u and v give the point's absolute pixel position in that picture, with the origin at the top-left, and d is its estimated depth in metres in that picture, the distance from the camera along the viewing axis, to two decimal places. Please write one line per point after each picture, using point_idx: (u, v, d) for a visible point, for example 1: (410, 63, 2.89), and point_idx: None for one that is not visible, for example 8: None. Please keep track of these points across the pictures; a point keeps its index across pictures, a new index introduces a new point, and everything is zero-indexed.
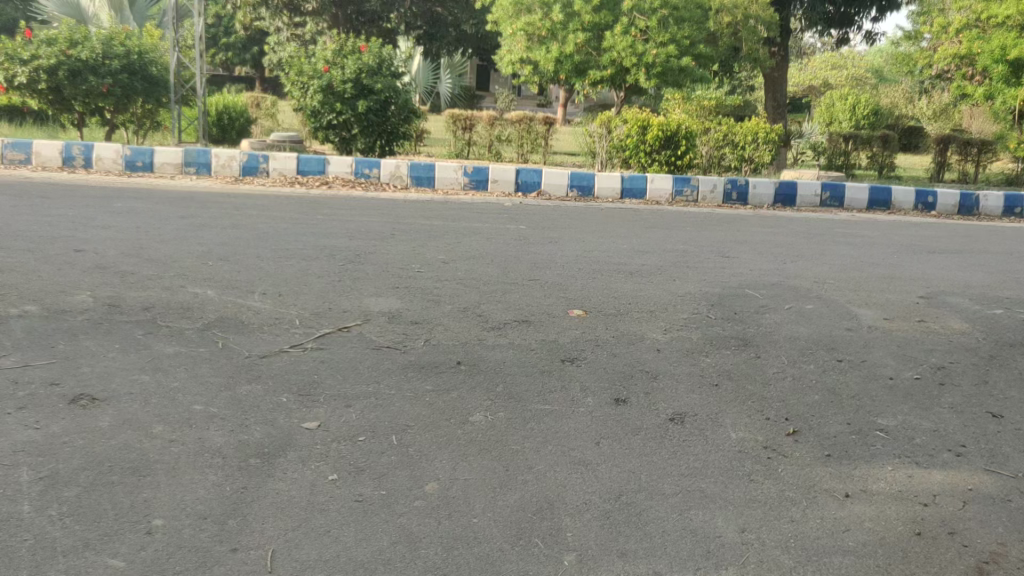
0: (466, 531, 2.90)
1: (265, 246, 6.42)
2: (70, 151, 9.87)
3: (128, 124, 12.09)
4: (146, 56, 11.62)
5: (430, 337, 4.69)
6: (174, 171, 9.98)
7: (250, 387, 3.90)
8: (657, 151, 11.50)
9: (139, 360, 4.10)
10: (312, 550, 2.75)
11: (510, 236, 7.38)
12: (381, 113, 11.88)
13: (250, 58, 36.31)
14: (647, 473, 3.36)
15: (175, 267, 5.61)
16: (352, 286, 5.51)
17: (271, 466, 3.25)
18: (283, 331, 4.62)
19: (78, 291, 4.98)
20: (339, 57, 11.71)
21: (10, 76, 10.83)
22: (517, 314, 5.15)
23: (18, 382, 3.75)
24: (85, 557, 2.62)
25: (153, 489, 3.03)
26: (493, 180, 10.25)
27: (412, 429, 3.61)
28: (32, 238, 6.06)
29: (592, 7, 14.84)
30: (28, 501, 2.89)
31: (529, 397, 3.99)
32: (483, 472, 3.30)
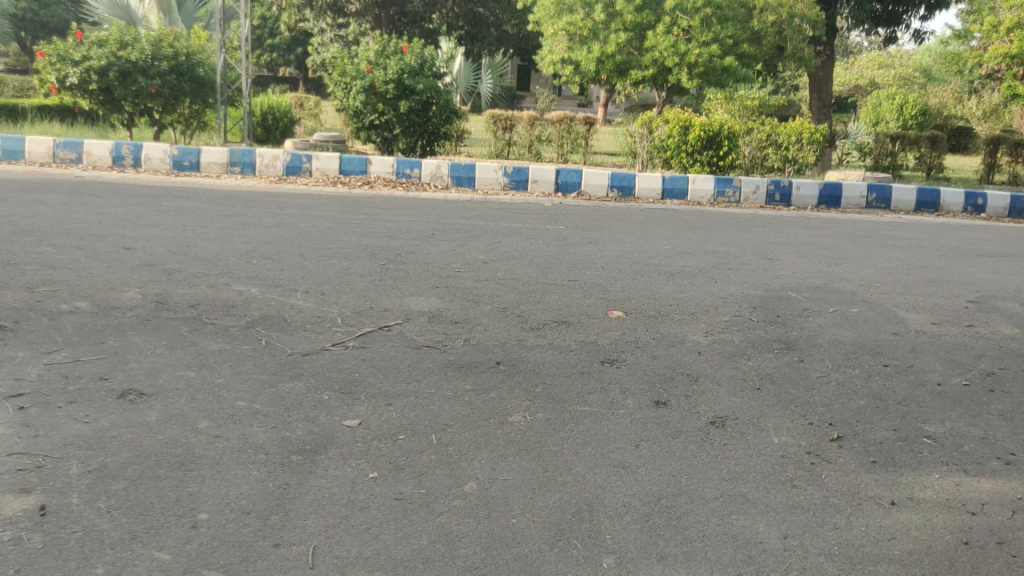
0: (505, 531, 2.90)
1: (308, 244, 6.50)
2: (120, 151, 10.08)
3: (175, 124, 12.31)
4: (193, 57, 11.83)
5: (470, 336, 4.70)
6: (220, 171, 10.15)
7: (292, 384, 3.94)
8: (699, 152, 11.37)
9: (185, 357, 4.17)
10: (352, 547, 2.77)
11: (550, 237, 7.36)
12: (422, 113, 11.96)
13: (294, 59, 36.78)
14: (686, 477, 3.34)
15: (220, 265, 5.69)
16: (393, 285, 5.55)
17: (312, 463, 3.28)
18: (326, 329, 4.67)
19: (127, 288, 5.08)
20: (382, 58, 11.79)
21: (63, 77, 11.08)
22: (557, 315, 5.14)
23: (69, 376, 3.83)
24: (132, 550, 2.67)
25: (198, 484, 3.08)
26: (533, 180, 10.25)
27: (451, 429, 3.63)
28: (83, 236, 6.20)
29: (634, 6, 14.75)
30: (78, 493, 2.96)
31: (568, 398, 3.99)
32: (522, 472, 3.31)
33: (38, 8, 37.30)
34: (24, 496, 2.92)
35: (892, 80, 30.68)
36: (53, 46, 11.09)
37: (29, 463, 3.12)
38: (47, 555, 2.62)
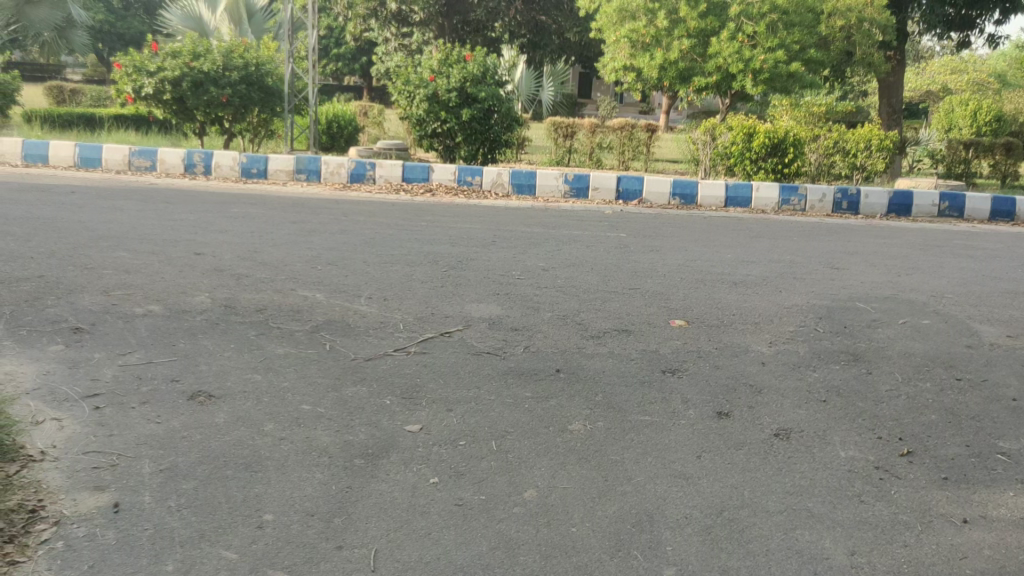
0: (565, 540, 2.90)
1: (371, 251, 6.60)
2: (192, 158, 10.38)
3: (245, 133, 12.59)
4: (263, 67, 12.10)
5: (530, 344, 4.71)
6: (286, 178, 10.37)
7: (355, 389, 4.00)
8: (763, 159, 11.18)
9: (252, 360, 4.26)
10: (413, 551, 2.80)
11: (611, 244, 7.33)
12: (484, 121, 12.00)
13: (358, 68, 37.41)
14: (749, 490, 3.28)
15: (287, 271, 5.81)
16: (454, 292, 5.59)
17: (374, 467, 3.33)
18: (388, 335, 4.74)
19: (197, 292, 5.22)
20: (445, 66, 11.92)
21: (138, 87, 11.49)
22: (617, 323, 5.12)
23: (142, 377, 3.96)
24: (201, 548, 2.74)
25: (264, 485, 3.15)
26: (594, 188, 10.22)
27: (511, 436, 3.64)
28: (156, 242, 6.39)
29: (698, 12, 14.60)
30: (150, 492, 3.05)
31: (629, 407, 3.96)
32: (582, 481, 3.30)
33: (115, 21, 38.71)
34: (98, 493, 3.02)
35: (966, 85, 29.74)
36: (130, 57, 11.50)
37: (104, 461, 3.23)
38: (120, 551, 2.70)
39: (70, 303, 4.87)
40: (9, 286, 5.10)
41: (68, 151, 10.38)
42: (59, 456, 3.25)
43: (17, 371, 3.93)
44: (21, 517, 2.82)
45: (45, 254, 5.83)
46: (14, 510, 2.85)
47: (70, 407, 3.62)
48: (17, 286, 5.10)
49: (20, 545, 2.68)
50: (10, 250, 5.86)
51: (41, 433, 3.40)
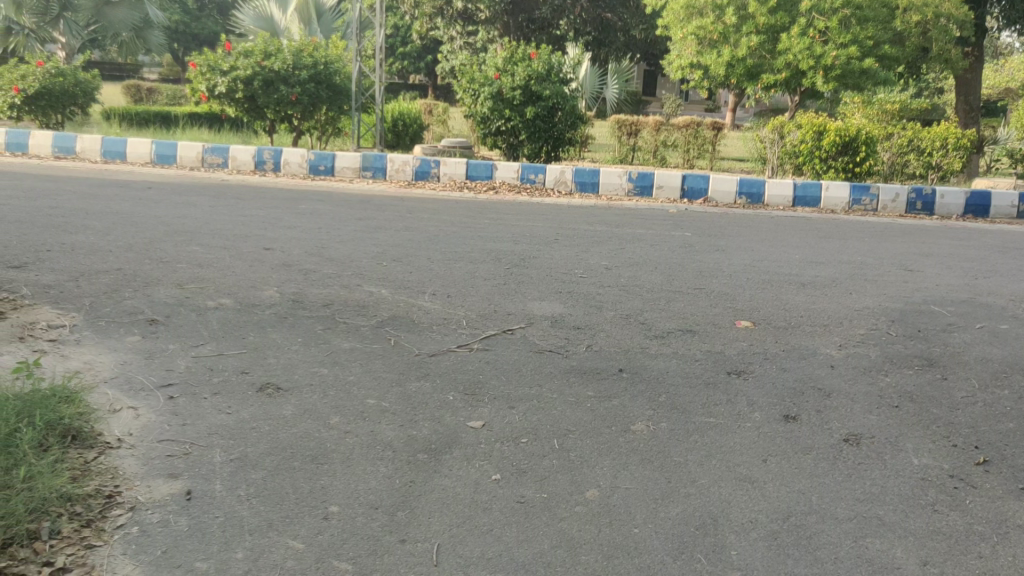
0: (627, 541, 2.88)
1: (435, 248, 6.65)
2: (262, 155, 10.60)
3: (312, 130, 12.81)
4: (331, 66, 12.28)
5: (592, 343, 4.69)
6: (353, 175, 10.51)
7: (419, 384, 4.04)
8: (834, 157, 10.93)
9: (319, 353, 4.34)
10: (475, 547, 2.81)
11: (676, 244, 7.25)
12: (548, 119, 11.99)
13: (423, 66, 37.72)
14: (817, 496, 3.21)
15: (353, 267, 5.89)
16: (516, 289, 5.60)
17: (437, 462, 3.35)
18: (451, 331, 4.77)
19: (266, 287, 5.33)
20: (510, 64, 11.92)
21: (212, 86, 11.79)
22: (682, 324, 5.06)
23: (213, 369, 4.06)
24: (269, 537, 2.80)
25: (330, 477, 3.20)
26: (658, 186, 10.14)
27: (574, 434, 3.63)
28: (227, 237, 6.55)
29: (767, 8, 14.31)
30: (221, 480, 3.13)
31: (693, 409, 3.92)
32: (645, 482, 3.27)
33: (189, 21, 39.74)
34: (172, 480, 3.11)
35: None
36: (204, 57, 11.80)
37: (177, 450, 3.32)
38: (191, 538, 2.78)
39: (146, 295, 5.02)
40: (89, 278, 5.28)
41: (145, 148, 10.71)
42: (135, 443, 3.35)
43: (96, 360, 4.07)
44: (98, 502, 2.92)
45: (122, 248, 6.02)
46: (92, 495, 2.94)
47: (145, 397, 3.73)
48: (96, 278, 5.28)
49: (97, 530, 2.77)
50: (89, 243, 6.06)
51: (118, 421, 3.50)
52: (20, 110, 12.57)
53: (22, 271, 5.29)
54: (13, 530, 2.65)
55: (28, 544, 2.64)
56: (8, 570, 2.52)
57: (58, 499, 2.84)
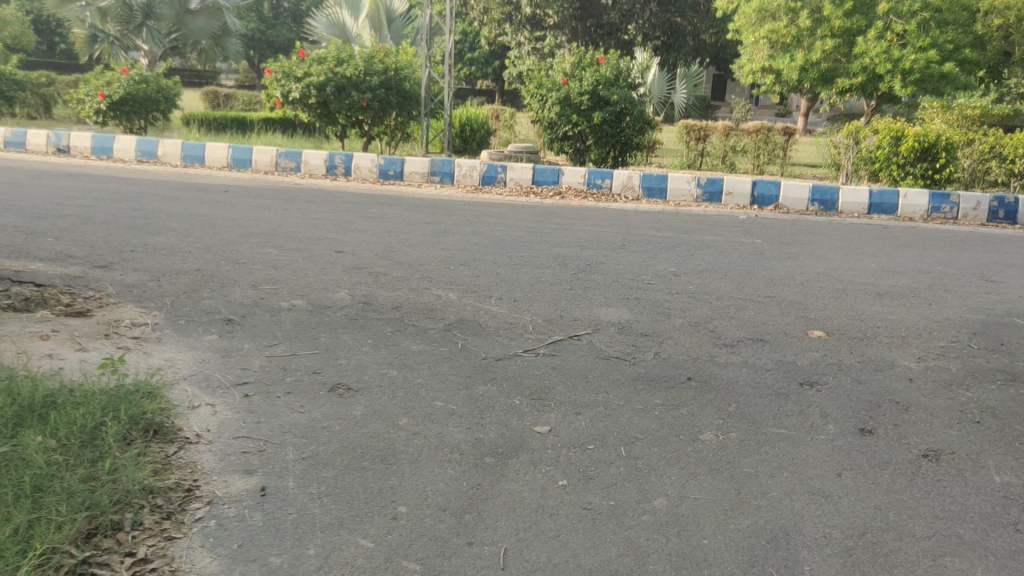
0: (696, 552, 2.85)
1: (502, 252, 6.68)
2: (333, 160, 10.79)
3: (382, 135, 13.01)
4: (401, 72, 12.46)
5: (660, 350, 4.66)
6: (421, 180, 10.63)
7: (486, 387, 4.07)
8: (912, 164, 10.65)
9: (388, 355, 4.41)
10: (542, 552, 2.82)
11: (746, 251, 7.15)
12: (616, 124, 11.90)
13: (491, 73, 38.00)
14: (894, 512, 3.13)
15: (421, 270, 5.96)
16: (583, 295, 5.60)
17: (504, 466, 3.37)
18: (518, 335, 4.79)
19: (338, 289, 5.42)
20: (578, 69, 11.94)
21: (287, 92, 12.13)
22: (752, 332, 4.98)
23: (287, 368, 4.16)
24: (340, 535, 2.85)
25: (399, 477, 3.24)
26: (727, 192, 10.01)
27: (641, 442, 3.60)
28: (301, 239, 6.71)
29: (843, 11, 14.09)
30: (293, 477, 3.20)
31: (764, 419, 3.85)
32: (714, 492, 3.23)
33: (265, 29, 40.66)
34: (247, 476, 3.19)
35: None
36: (280, 63, 12.14)
37: (252, 446, 3.41)
38: (266, 533, 2.85)
39: (223, 295, 5.16)
40: (169, 278, 5.45)
41: (222, 152, 11.03)
42: (213, 439, 3.45)
43: (176, 357, 4.20)
44: (178, 495, 3.01)
45: (201, 249, 6.19)
46: (173, 489, 3.03)
47: (223, 394, 3.84)
48: (176, 279, 5.45)
49: (177, 522, 2.86)
50: (171, 245, 6.26)
51: (196, 417, 3.61)
52: (105, 115, 13.08)
53: (108, 271, 5.49)
54: (99, 520, 2.74)
55: (112, 535, 2.72)
56: (94, 559, 2.60)
57: (141, 491, 2.94)
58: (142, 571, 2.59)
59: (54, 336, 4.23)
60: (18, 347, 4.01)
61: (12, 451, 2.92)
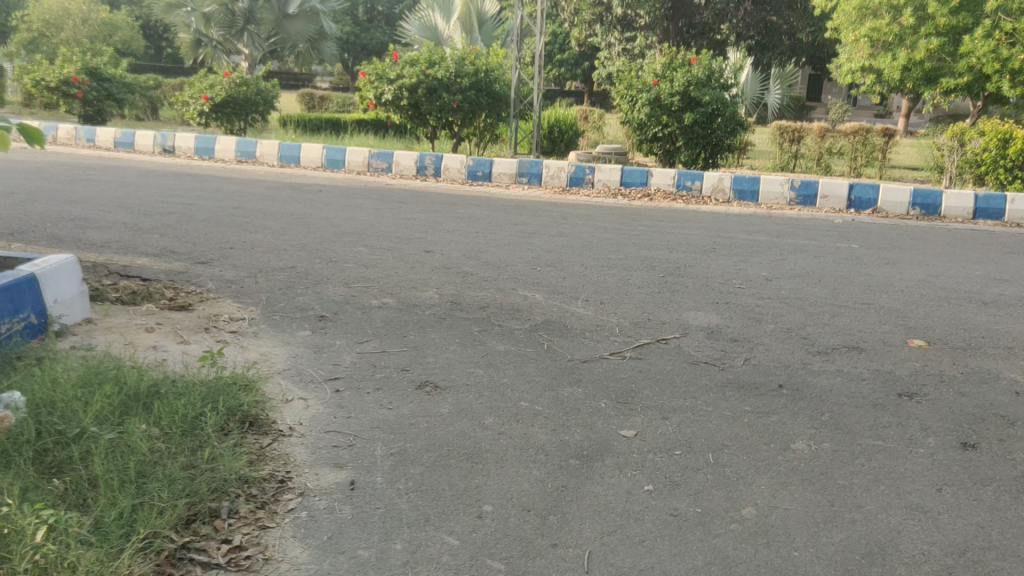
0: (786, 563, 2.77)
1: (588, 254, 6.65)
2: (424, 161, 10.93)
3: (471, 136, 13.13)
4: (491, 73, 12.52)
5: (750, 356, 4.56)
6: (509, 181, 10.68)
7: (571, 389, 4.05)
8: (1021, 167, 10.11)
9: (475, 354, 4.44)
10: (628, 557, 2.79)
11: (842, 256, 6.94)
12: (707, 126, 11.70)
13: (580, 74, 38.02)
14: (998, 531, 2.98)
15: (508, 271, 6.00)
16: (671, 298, 5.52)
17: (590, 469, 3.35)
18: (604, 337, 4.76)
19: (427, 288, 5.50)
20: (668, 70, 11.81)
21: (379, 94, 12.36)
22: (847, 340, 4.82)
23: (376, 365, 4.24)
24: (425, 531, 2.89)
25: (484, 476, 3.26)
26: (822, 195, 9.71)
27: (730, 450, 3.53)
28: (392, 238, 6.82)
29: (949, 8, 13.39)
30: (381, 472, 3.25)
31: (859, 430, 3.73)
32: (807, 504, 3.14)
33: (359, 32, 41.58)
34: (337, 470, 3.26)
35: None
36: (373, 66, 12.40)
37: (342, 441, 3.48)
38: (354, 526, 2.90)
39: (316, 293, 5.30)
40: (266, 274, 5.63)
41: (317, 154, 11.32)
42: (305, 432, 3.53)
43: (271, 352, 4.33)
44: (271, 486, 3.10)
45: (296, 247, 6.37)
46: (267, 479, 3.13)
47: (315, 389, 3.94)
48: (272, 275, 5.62)
49: (270, 512, 2.94)
50: (268, 243, 6.46)
51: (290, 410, 3.71)
52: (208, 117, 13.59)
53: (208, 267, 5.70)
54: (198, 507, 2.85)
55: (209, 522, 2.81)
56: (192, 545, 2.69)
57: (237, 481, 3.04)
58: (237, 558, 2.67)
59: (159, 329, 4.42)
60: (126, 339, 4.20)
61: (119, 438, 3.06)
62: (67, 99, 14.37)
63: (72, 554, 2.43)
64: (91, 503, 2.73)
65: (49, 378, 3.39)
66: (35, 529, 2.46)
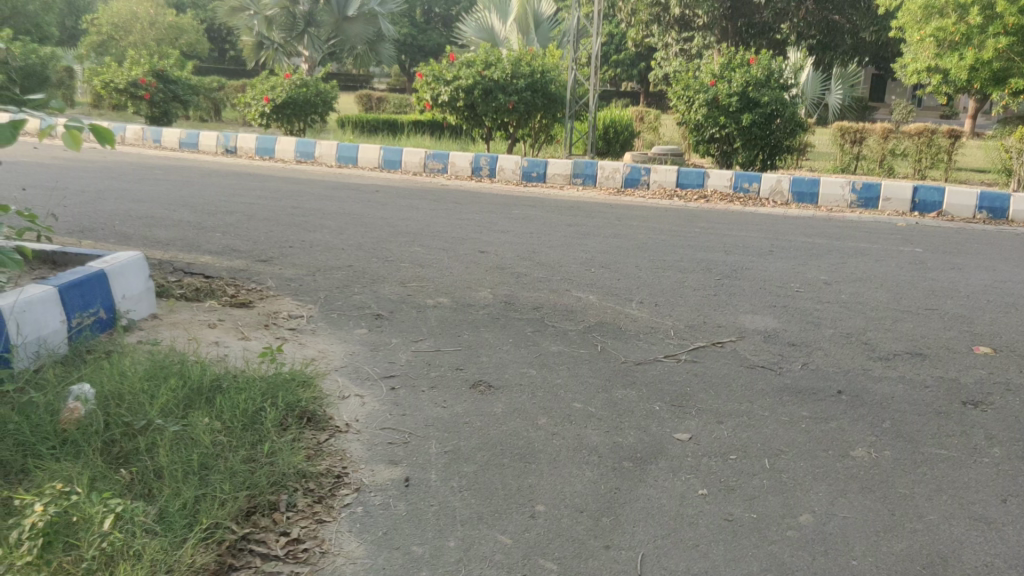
0: (843, 572, 2.73)
1: (644, 256, 6.61)
2: (479, 162, 10.99)
3: (526, 137, 13.16)
4: (547, 74, 12.50)
5: (808, 361, 4.48)
6: (564, 182, 10.67)
7: (625, 391, 4.04)
8: None
9: (528, 355, 4.45)
10: (681, 561, 2.77)
11: (905, 260, 6.78)
12: (766, 126, 11.52)
13: (636, 74, 37.82)
14: None
15: (563, 272, 6.00)
16: (728, 301, 5.46)
17: (643, 471, 3.33)
18: (659, 340, 4.73)
19: (481, 289, 5.53)
20: (727, 70, 11.68)
21: (436, 95, 12.47)
22: (909, 346, 4.72)
23: (431, 364, 4.28)
24: (479, 529, 2.91)
25: (537, 476, 3.27)
26: (885, 198, 9.51)
27: (786, 455, 3.48)
28: (447, 239, 6.88)
29: (1017, 7, 12.65)
30: (436, 470, 3.28)
31: (921, 439, 3.64)
32: (865, 512, 3.08)
33: (417, 34, 42.01)
34: (392, 467, 3.30)
35: None
36: (430, 67, 12.51)
37: (397, 438, 3.52)
38: (409, 522, 2.94)
39: (373, 291, 5.37)
40: (325, 273, 5.72)
41: (374, 154, 11.46)
42: (361, 429, 3.59)
43: (329, 349, 4.40)
44: (328, 481, 3.15)
45: (354, 246, 6.46)
46: (324, 474, 3.18)
47: (371, 386, 3.99)
48: (330, 274, 5.71)
49: (327, 506, 2.99)
50: (326, 242, 6.56)
51: (346, 407, 3.77)
52: (269, 118, 13.87)
53: (268, 265, 5.82)
54: (257, 500, 2.91)
55: (269, 514, 2.87)
56: (252, 536, 2.75)
57: (295, 475, 3.10)
58: (295, 550, 2.73)
59: (220, 325, 4.53)
60: (189, 334, 4.32)
61: (183, 430, 3.15)
62: (135, 101, 14.79)
63: (138, 544, 2.51)
64: (156, 493, 2.81)
65: (118, 370, 3.49)
66: (103, 517, 2.55)
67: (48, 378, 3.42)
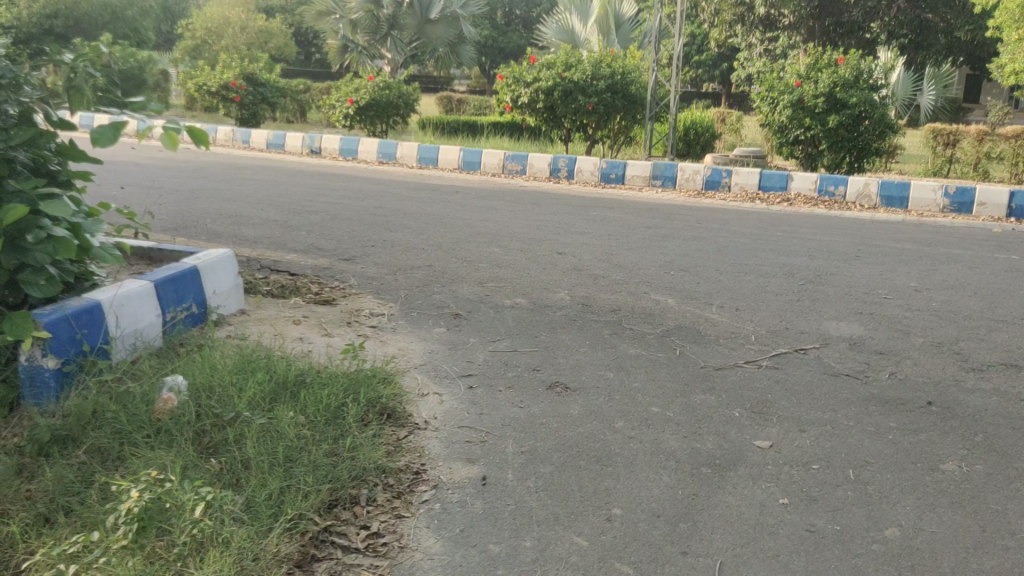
0: None
1: (724, 259, 6.51)
2: (558, 163, 10.99)
3: (605, 139, 13.11)
4: (628, 75, 12.42)
5: (896, 370, 4.34)
6: (643, 184, 10.58)
7: (704, 397, 3.98)
8: None
9: (606, 358, 4.42)
10: (760, 571, 2.72)
11: (1001, 267, 6.50)
12: (853, 128, 11.19)
13: (718, 75, 37.33)
14: None
15: (641, 274, 5.95)
16: (812, 307, 5.33)
17: (722, 478, 3.28)
18: (739, 345, 4.65)
19: (559, 290, 5.53)
20: (813, 71, 11.41)
21: (516, 97, 12.54)
22: (1005, 357, 4.52)
23: (508, 364, 4.30)
24: (555, 530, 2.91)
25: (614, 479, 3.25)
26: (980, 203, 9.15)
27: (872, 466, 3.38)
28: (525, 239, 6.90)
29: None
30: (512, 470, 3.30)
31: (1016, 454, 3.48)
32: (955, 527, 2.97)
33: (497, 36, 42.30)
34: (469, 465, 3.33)
35: None
36: (511, 69, 12.59)
37: (474, 437, 3.55)
38: (485, 521, 2.96)
39: (451, 291, 5.43)
40: (405, 272, 5.82)
41: (454, 155, 11.57)
42: (439, 426, 3.63)
43: (408, 347, 4.46)
44: (407, 477, 3.19)
45: (433, 246, 6.54)
46: (403, 470, 3.23)
47: (449, 384, 4.04)
48: (411, 273, 5.80)
49: (406, 502, 3.04)
50: (407, 241, 6.66)
51: (425, 404, 3.82)
52: (353, 119, 14.16)
53: (350, 263, 5.94)
54: (339, 493, 2.98)
55: (350, 508, 2.93)
56: (333, 528, 2.81)
57: (375, 470, 3.15)
58: (375, 544, 2.78)
59: (305, 321, 4.64)
60: (275, 330, 4.45)
61: (269, 423, 3.24)
62: (226, 103, 15.29)
63: (226, 531, 2.60)
64: (244, 483, 2.90)
65: (209, 363, 3.62)
66: (194, 505, 2.64)
67: (144, 369, 3.57)
